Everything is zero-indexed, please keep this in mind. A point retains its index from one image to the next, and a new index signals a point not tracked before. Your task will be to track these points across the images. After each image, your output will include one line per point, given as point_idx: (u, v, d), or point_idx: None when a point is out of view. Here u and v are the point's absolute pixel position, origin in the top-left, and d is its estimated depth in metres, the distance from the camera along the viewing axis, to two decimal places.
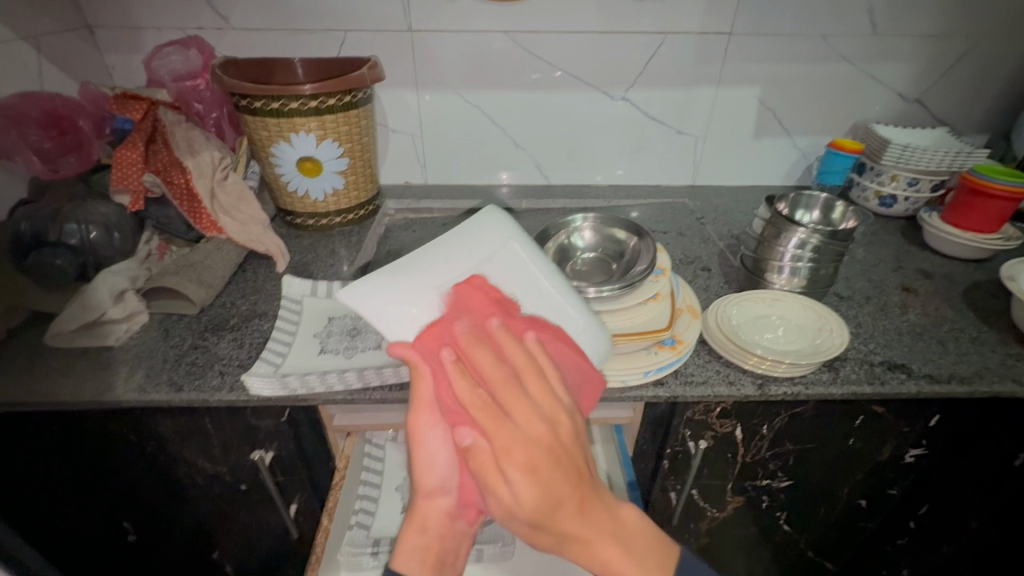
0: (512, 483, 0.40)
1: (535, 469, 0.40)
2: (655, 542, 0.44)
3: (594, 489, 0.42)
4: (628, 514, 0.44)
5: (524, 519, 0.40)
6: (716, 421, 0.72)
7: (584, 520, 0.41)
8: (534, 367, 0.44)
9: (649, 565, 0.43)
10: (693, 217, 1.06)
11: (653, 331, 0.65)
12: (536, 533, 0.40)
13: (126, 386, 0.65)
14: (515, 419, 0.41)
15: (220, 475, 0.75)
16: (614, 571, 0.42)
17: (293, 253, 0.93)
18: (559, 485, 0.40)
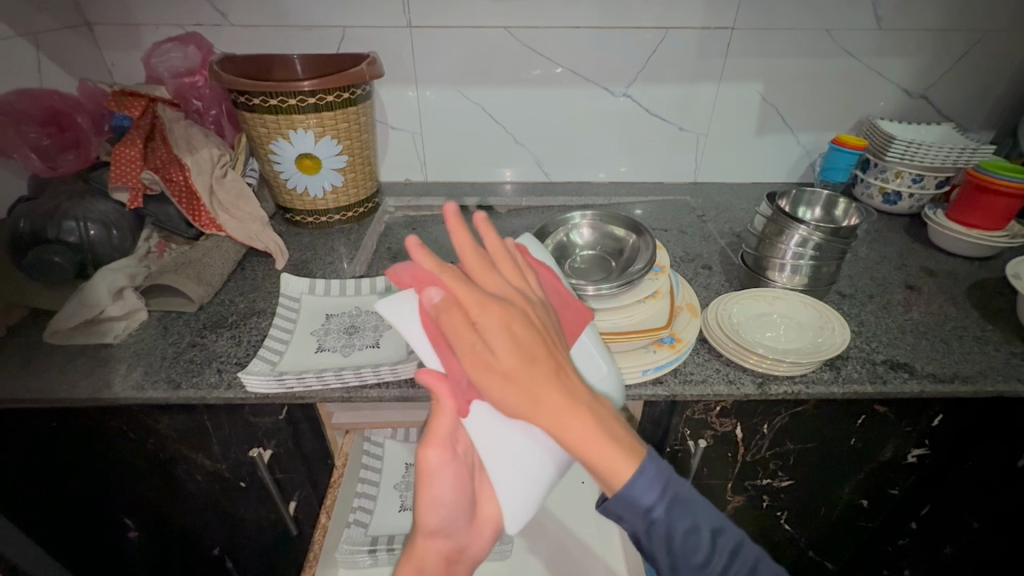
0: (488, 334, 0.37)
1: (510, 323, 0.38)
2: (627, 432, 0.40)
3: (574, 369, 0.39)
4: (604, 401, 0.40)
5: (502, 370, 0.37)
6: (715, 420, 0.71)
7: (561, 382, 0.38)
8: (507, 255, 0.44)
9: (624, 445, 0.39)
10: (695, 214, 1.06)
11: (651, 329, 0.64)
12: (511, 389, 0.37)
13: (124, 384, 0.65)
14: (486, 287, 0.40)
15: (219, 472, 0.75)
16: (593, 451, 0.38)
17: (293, 250, 0.93)
18: (531, 336, 0.38)
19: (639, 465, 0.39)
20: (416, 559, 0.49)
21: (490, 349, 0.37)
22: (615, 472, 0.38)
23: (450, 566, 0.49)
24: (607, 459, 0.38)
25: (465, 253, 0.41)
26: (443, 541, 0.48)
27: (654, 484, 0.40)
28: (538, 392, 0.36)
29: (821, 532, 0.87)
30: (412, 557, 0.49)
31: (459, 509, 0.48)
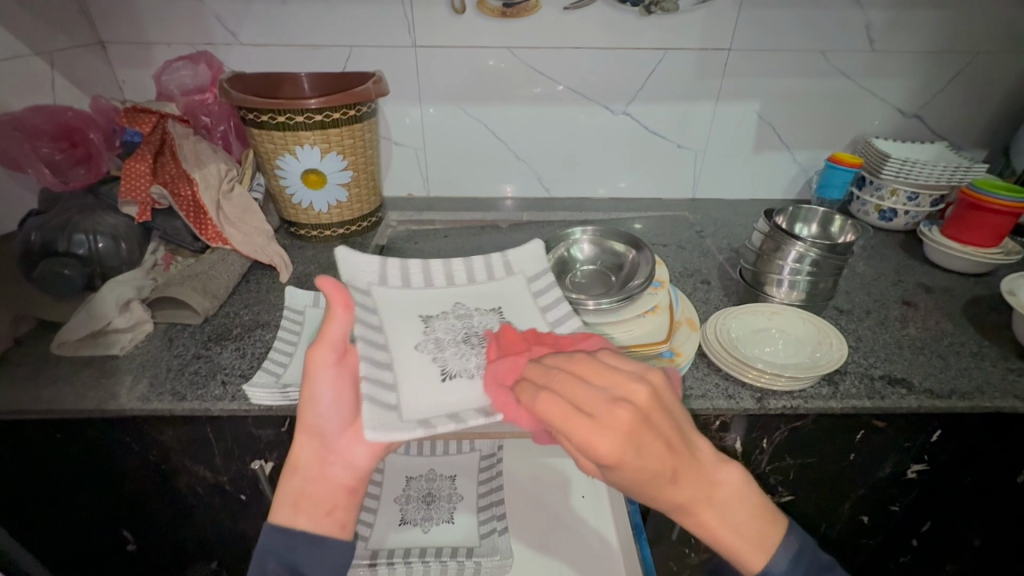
0: (609, 470, 0.42)
1: (630, 452, 0.41)
2: (759, 512, 0.45)
3: (692, 449, 0.44)
4: (733, 477, 0.45)
5: (625, 486, 0.43)
6: (716, 434, 0.72)
7: (688, 484, 0.43)
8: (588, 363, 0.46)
9: (757, 530, 0.45)
10: (693, 229, 1.07)
11: (650, 344, 0.65)
12: (648, 497, 0.43)
13: (130, 395, 0.66)
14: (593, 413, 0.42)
15: (221, 485, 0.75)
16: (725, 537, 0.44)
17: (297, 264, 0.94)
18: (655, 451, 0.42)
19: (773, 552, 0.44)
20: (297, 466, 0.49)
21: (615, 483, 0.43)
22: (753, 560, 0.44)
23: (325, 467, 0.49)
24: (743, 548, 0.44)
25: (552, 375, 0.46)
26: (322, 441, 0.49)
27: (783, 564, 0.44)
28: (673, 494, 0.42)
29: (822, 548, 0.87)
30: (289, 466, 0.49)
31: (343, 407, 0.51)
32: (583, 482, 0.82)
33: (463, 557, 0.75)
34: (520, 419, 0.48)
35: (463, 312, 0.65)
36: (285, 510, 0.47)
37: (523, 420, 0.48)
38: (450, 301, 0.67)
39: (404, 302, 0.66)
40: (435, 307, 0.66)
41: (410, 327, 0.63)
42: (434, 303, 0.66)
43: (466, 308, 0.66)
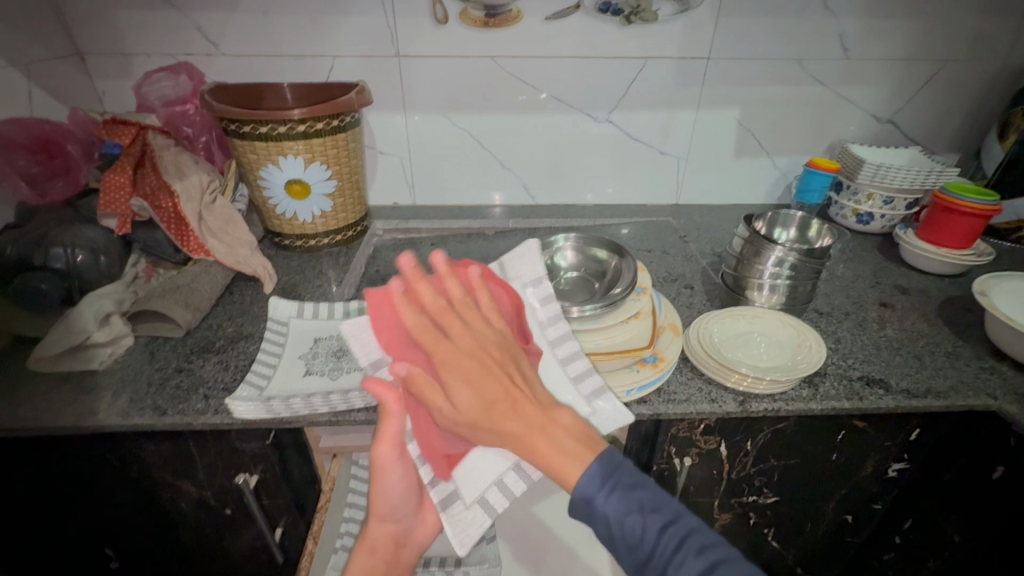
0: (454, 400, 0.48)
1: (470, 380, 0.47)
2: (584, 440, 0.46)
3: (527, 392, 0.48)
4: (564, 416, 0.48)
5: (468, 424, 0.48)
6: (700, 438, 0.73)
7: (518, 425, 0.46)
8: (466, 299, 0.51)
9: (580, 454, 0.45)
10: (678, 235, 1.09)
11: (633, 349, 0.65)
12: (478, 431, 0.48)
13: (109, 411, 0.65)
14: (452, 337, 0.49)
15: (204, 499, 0.74)
16: (548, 463, 0.46)
17: (282, 274, 0.93)
18: (493, 388, 0.47)
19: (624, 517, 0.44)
20: (369, 546, 0.60)
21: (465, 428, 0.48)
22: (571, 476, 0.45)
23: (397, 551, 0.61)
24: (566, 469, 0.45)
25: (433, 307, 0.50)
26: (395, 526, 0.61)
27: (596, 476, 0.45)
28: (497, 427, 0.46)
29: (807, 546, 0.89)
30: (364, 544, 0.60)
31: (407, 498, 0.60)
32: None
33: (451, 567, 0.73)
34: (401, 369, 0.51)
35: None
36: None
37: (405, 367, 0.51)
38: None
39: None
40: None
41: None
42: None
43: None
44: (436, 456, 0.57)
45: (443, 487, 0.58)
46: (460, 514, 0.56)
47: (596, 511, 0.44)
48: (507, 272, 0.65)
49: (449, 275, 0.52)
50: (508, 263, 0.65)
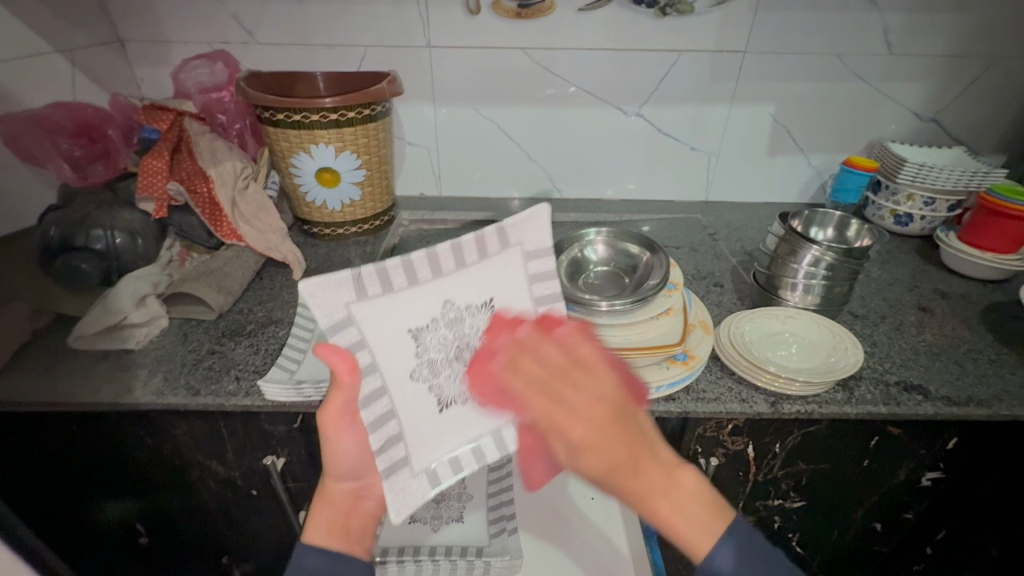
0: (574, 462, 0.41)
1: (595, 445, 0.40)
2: (711, 501, 0.43)
3: (654, 449, 0.42)
4: (689, 479, 0.42)
5: (586, 489, 0.43)
6: (727, 438, 0.73)
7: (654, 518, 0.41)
8: (572, 359, 0.45)
9: (710, 517, 0.42)
10: (706, 232, 1.07)
11: (664, 346, 0.63)
12: (599, 492, 0.41)
13: (145, 389, 0.67)
14: (568, 397, 0.42)
15: (232, 479, 0.76)
16: (675, 528, 0.41)
17: (310, 261, 0.94)
18: (617, 450, 0.40)
19: (716, 541, 0.41)
20: (327, 500, 0.53)
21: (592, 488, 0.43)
22: (699, 544, 0.41)
23: (359, 503, 0.54)
24: (693, 535, 0.41)
25: (539, 375, 0.45)
26: (352, 482, 0.54)
27: (731, 556, 0.41)
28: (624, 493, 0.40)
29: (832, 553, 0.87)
30: (322, 498, 0.53)
31: (364, 461, 0.53)
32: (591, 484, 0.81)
33: (472, 556, 0.73)
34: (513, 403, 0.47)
35: (456, 314, 0.51)
36: (320, 534, 0.51)
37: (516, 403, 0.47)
38: (440, 299, 0.50)
39: (392, 317, 0.48)
40: (426, 309, 0.49)
41: (400, 354, 0.48)
42: (423, 309, 0.49)
43: (458, 307, 0.51)
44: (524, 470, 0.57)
45: (393, 452, 0.49)
46: (405, 485, 0.50)
47: None
48: (510, 239, 0.52)
49: (572, 335, 0.49)
50: (510, 227, 0.52)
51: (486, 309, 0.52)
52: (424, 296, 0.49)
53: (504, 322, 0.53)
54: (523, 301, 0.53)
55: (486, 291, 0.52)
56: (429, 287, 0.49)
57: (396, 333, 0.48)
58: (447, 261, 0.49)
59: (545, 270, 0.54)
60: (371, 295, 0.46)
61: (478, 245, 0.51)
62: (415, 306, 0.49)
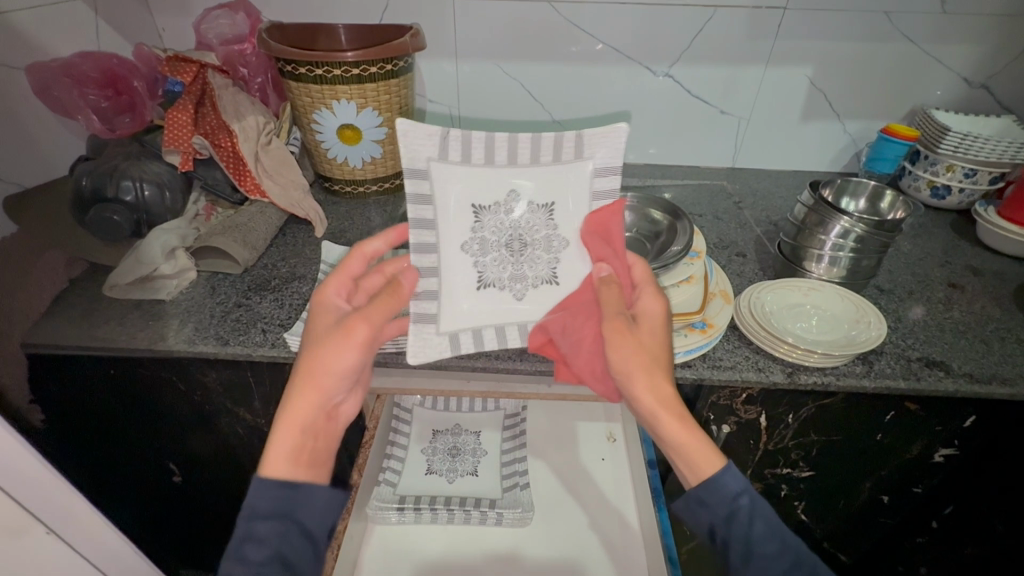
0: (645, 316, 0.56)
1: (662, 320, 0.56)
2: None
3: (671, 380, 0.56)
4: None
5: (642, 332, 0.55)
6: (740, 407, 0.73)
7: (684, 426, 0.50)
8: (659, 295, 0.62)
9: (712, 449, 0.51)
10: (731, 200, 1.04)
11: (683, 313, 0.63)
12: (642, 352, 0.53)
13: (177, 337, 0.69)
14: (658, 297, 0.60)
15: (258, 426, 0.80)
16: (686, 427, 0.50)
17: (332, 218, 0.95)
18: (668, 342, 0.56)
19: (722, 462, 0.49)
20: (294, 420, 0.49)
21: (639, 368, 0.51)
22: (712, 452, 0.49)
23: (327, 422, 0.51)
24: (704, 446, 0.49)
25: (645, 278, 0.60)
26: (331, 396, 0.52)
27: (741, 479, 0.48)
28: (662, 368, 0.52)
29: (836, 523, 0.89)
30: (289, 415, 0.49)
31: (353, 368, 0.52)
32: (602, 445, 0.86)
33: (485, 508, 0.76)
34: (602, 270, 0.60)
35: (516, 204, 0.60)
36: (285, 458, 0.48)
37: (605, 271, 0.60)
38: (506, 188, 0.60)
39: (463, 185, 0.59)
40: (491, 190, 0.60)
41: (462, 221, 0.60)
42: (489, 189, 0.60)
43: (518, 201, 0.60)
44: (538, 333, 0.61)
45: (423, 307, 0.60)
46: (428, 338, 0.60)
47: (729, 497, 0.47)
48: (583, 154, 0.60)
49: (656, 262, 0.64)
50: (587, 139, 0.60)
51: (543, 211, 0.61)
52: (496, 180, 0.60)
53: (548, 227, 0.61)
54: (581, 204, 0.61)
55: (548, 194, 0.60)
56: (501, 172, 0.60)
57: (462, 201, 0.59)
58: (525, 151, 0.60)
59: (605, 186, 0.60)
60: (450, 157, 0.59)
61: (557, 150, 0.60)
62: (479, 182, 0.60)
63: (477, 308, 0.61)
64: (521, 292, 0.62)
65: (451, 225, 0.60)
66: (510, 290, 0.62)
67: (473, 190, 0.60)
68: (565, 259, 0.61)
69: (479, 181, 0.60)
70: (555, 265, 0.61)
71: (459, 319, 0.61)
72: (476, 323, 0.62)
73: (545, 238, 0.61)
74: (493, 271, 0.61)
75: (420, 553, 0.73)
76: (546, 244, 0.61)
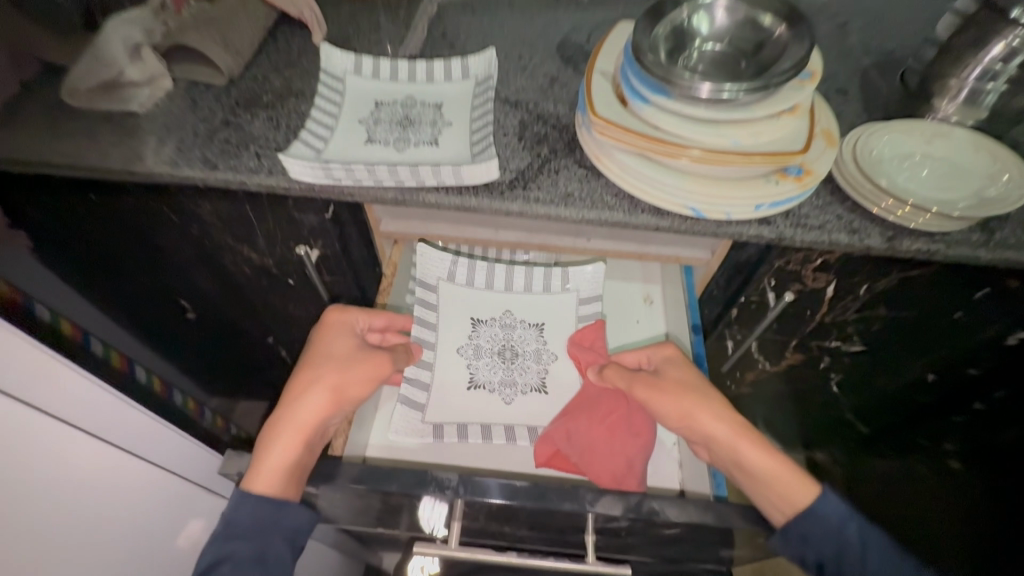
0: (677, 374, 0.63)
1: (693, 375, 0.63)
2: None
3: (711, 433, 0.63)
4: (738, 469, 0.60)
5: (679, 386, 0.62)
6: (808, 274, 0.65)
7: (764, 455, 0.56)
8: None
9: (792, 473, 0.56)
10: (835, 20, 0.82)
11: (778, 156, 0.48)
12: (687, 399, 0.60)
13: (157, 158, 0.58)
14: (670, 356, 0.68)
15: (267, 267, 0.74)
16: (767, 454, 0.56)
17: (332, 23, 0.77)
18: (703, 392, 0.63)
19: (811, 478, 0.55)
20: (299, 433, 0.56)
21: (694, 414, 0.59)
22: (803, 477, 0.54)
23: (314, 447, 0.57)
24: (793, 470, 0.55)
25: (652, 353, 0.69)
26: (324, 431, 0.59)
27: (837, 505, 0.52)
28: (717, 407, 0.59)
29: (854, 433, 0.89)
30: (289, 431, 0.56)
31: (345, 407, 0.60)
32: (637, 306, 0.78)
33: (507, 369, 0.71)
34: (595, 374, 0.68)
35: (509, 321, 0.74)
36: (277, 470, 0.53)
37: (597, 372, 0.68)
38: (503, 308, 0.75)
39: (465, 303, 0.75)
40: (484, 308, 0.74)
41: (461, 331, 0.73)
42: (487, 307, 0.74)
43: (515, 318, 0.74)
44: (546, 445, 0.64)
45: (417, 393, 0.68)
46: (415, 424, 0.66)
47: (840, 530, 0.51)
48: (569, 284, 0.74)
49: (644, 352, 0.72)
50: (571, 276, 0.74)
51: (534, 328, 0.74)
52: (495, 300, 0.75)
53: (537, 341, 0.73)
54: (565, 326, 0.74)
55: (538, 316, 0.74)
56: (499, 297, 0.75)
57: (464, 317, 0.74)
58: (519, 281, 0.75)
59: (587, 312, 0.74)
60: (458, 279, 0.75)
61: (546, 287, 0.75)
62: (481, 300, 0.75)
63: (468, 408, 0.69)
64: (512, 396, 0.70)
65: (451, 339, 0.72)
66: (498, 393, 0.70)
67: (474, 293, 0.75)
68: (553, 373, 0.71)
69: (481, 298, 0.75)
70: (544, 375, 0.71)
71: (444, 407, 0.68)
72: (472, 409, 0.68)
73: (535, 351, 0.73)
74: (484, 374, 0.71)
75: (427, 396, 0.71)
76: (533, 355, 0.72)
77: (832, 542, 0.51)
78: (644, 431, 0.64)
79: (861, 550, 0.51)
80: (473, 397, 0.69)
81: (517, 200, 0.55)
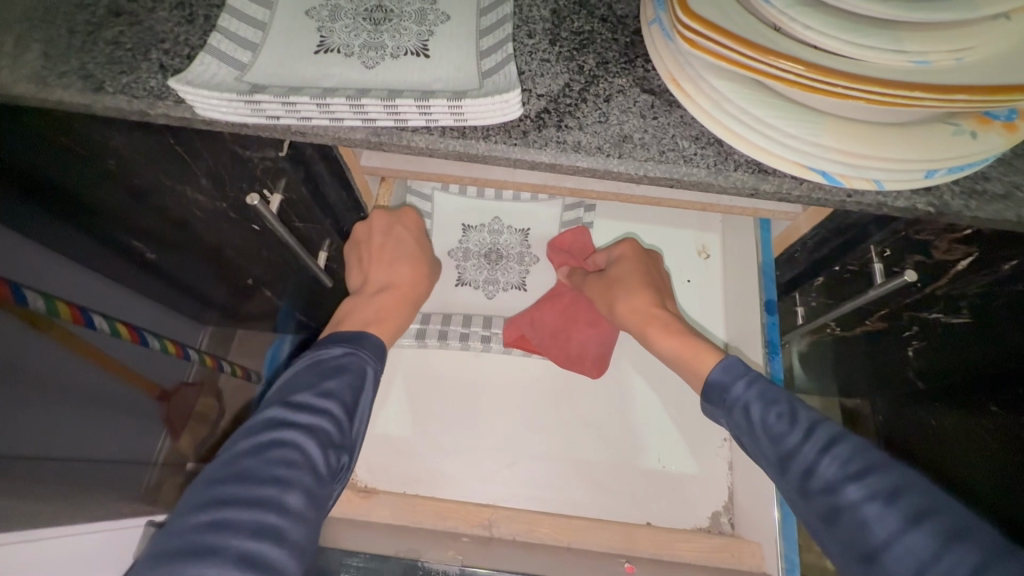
0: (617, 263, 0.58)
1: (636, 261, 0.57)
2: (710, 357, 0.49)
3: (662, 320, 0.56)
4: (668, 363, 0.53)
5: (607, 276, 0.57)
6: (940, 245, 0.50)
7: (671, 337, 0.50)
8: None
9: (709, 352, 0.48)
10: None
11: (997, 90, 0.28)
12: (609, 287, 0.56)
13: (14, 73, 0.38)
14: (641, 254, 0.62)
15: (223, 211, 0.59)
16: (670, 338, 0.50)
17: None
18: (650, 277, 0.56)
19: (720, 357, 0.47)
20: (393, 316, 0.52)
21: (613, 298, 0.54)
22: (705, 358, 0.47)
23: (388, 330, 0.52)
24: (697, 353, 0.48)
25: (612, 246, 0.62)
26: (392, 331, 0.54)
27: (729, 366, 0.45)
28: (635, 293, 0.54)
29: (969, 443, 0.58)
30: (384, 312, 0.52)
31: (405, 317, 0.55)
32: (689, 261, 0.65)
33: (489, 270, 0.67)
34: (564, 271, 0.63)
35: (498, 227, 0.68)
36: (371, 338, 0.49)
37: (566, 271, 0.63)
38: (491, 214, 0.68)
39: (455, 208, 0.68)
40: (477, 213, 0.68)
41: (450, 235, 0.68)
42: (476, 213, 0.68)
43: (502, 224, 0.68)
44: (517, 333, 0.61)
45: None
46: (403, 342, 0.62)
47: (734, 399, 0.43)
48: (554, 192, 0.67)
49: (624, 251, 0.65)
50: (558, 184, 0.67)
51: (520, 233, 0.68)
52: (484, 208, 0.68)
53: (522, 245, 0.68)
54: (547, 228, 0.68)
55: (524, 221, 0.68)
56: (488, 204, 0.68)
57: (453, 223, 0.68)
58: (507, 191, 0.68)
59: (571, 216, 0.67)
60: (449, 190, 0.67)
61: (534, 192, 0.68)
62: (467, 211, 0.68)
63: (455, 304, 0.65)
64: (494, 292, 0.66)
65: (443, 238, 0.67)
66: (482, 288, 0.66)
67: (465, 207, 0.68)
68: (535, 274, 0.67)
69: (473, 207, 0.68)
70: (526, 275, 0.67)
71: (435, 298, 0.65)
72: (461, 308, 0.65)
73: (518, 254, 0.68)
74: (471, 272, 0.67)
75: (430, 374, 0.62)
76: (518, 257, 0.68)
77: (738, 419, 0.42)
78: (601, 321, 0.60)
79: (741, 408, 0.42)
80: (462, 296, 0.66)
81: (548, 147, 0.36)
